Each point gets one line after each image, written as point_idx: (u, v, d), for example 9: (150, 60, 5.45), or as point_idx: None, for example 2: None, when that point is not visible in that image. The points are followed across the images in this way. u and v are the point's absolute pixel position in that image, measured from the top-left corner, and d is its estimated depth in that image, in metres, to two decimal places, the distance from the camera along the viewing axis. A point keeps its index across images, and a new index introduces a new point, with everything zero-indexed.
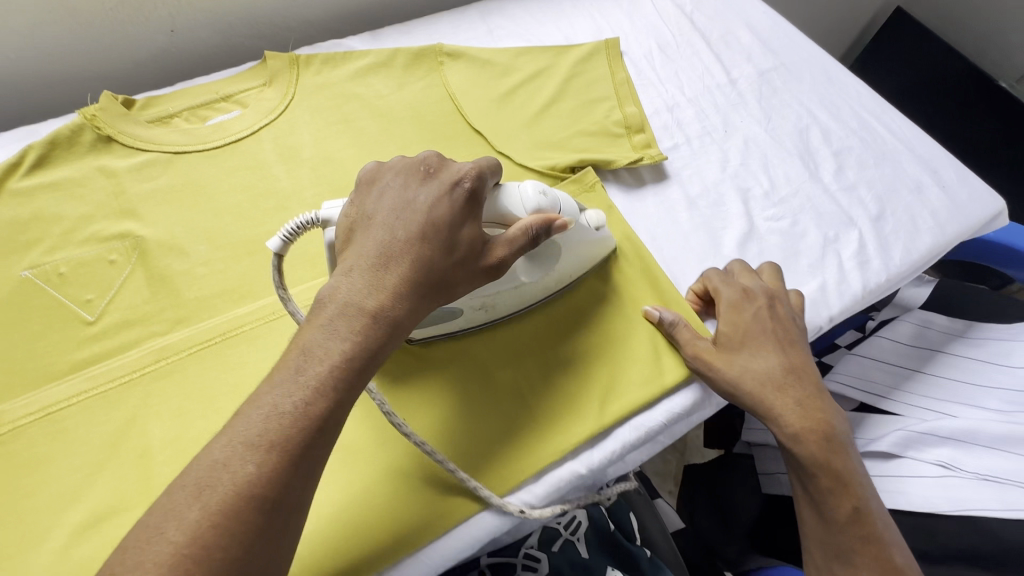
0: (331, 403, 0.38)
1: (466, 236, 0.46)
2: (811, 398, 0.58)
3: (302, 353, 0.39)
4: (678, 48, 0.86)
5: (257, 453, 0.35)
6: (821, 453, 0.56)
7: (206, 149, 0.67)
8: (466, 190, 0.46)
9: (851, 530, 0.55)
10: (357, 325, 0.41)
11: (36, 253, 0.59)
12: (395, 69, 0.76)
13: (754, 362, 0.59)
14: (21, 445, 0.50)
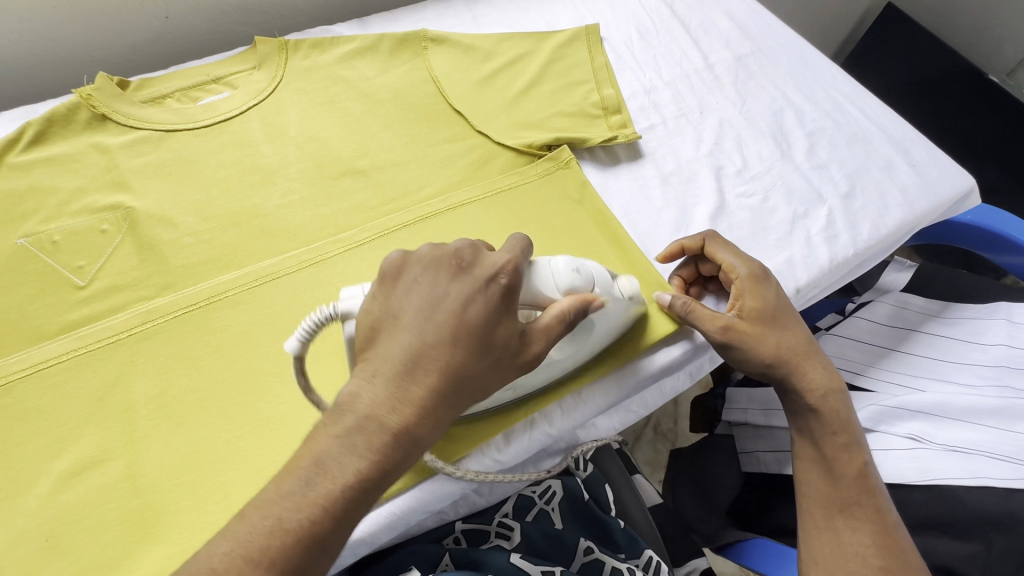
0: (340, 519, 0.38)
1: (501, 337, 0.44)
2: (825, 368, 0.61)
3: (314, 465, 0.38)
4: (657, 34, 0.88)
5: (256, 572, 0.35)
6: (834, 414, 0.59)
7: (196, 128, 0.69)
8: (502, 288, 0.43)
9: (859, 485, 0.56)
10: (376, 442, 0.39)
11: (32, 222, 0.62)
12: (380, 53, 0.78)
13: (782, 334, 0.60)
14: (12, 398, 0.53)
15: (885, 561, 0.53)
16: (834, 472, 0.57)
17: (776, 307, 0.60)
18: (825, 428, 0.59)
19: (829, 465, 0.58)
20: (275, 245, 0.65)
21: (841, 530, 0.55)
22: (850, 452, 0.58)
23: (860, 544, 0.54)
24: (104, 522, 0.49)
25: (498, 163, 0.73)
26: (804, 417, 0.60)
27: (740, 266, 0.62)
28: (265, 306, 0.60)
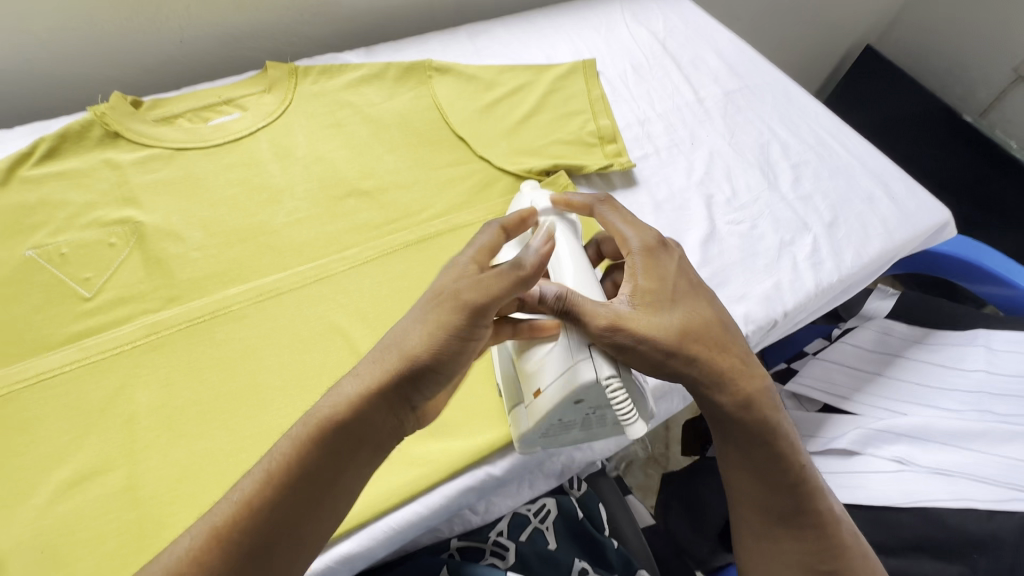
0: (307, 449, 0.42)
1: (443, 283, 0.47)
2: (742, 358, 0.54)
3: (312, 416, 0.44)
4: (651, 69, 0.93)
5: (236, 497, 0.41)
6: (763, 419, 0.54)
7: (206, 147, 0.72)
8: (450, 242, 0.50)
9: (794, 493, 0.55)
10: (351, 385, 0.45)
11: (40, 234, 0.63)
12: (387, 80, 0.82)
13: (684, 321, 0.51)
14: (14, 407, 0.53)
15: (829, 566, 0.55)
16: (772, 482, 0.55)
17: (674, 285, 0.52)
18: (754, 438, 0.54)
19: (761, 472, 0.55)
20: (280, 261, 0.66)
21: (781, 538, 0.56)
22: (783, 460, 0.55)
23: (798, 552, 0.55)
24: (100, 533, 0.49)
25: (498, 187, 0.76)
26: (726, 423, 0.54)
27: (634, 239, 0.54)
28: (269, 320, 0.61)
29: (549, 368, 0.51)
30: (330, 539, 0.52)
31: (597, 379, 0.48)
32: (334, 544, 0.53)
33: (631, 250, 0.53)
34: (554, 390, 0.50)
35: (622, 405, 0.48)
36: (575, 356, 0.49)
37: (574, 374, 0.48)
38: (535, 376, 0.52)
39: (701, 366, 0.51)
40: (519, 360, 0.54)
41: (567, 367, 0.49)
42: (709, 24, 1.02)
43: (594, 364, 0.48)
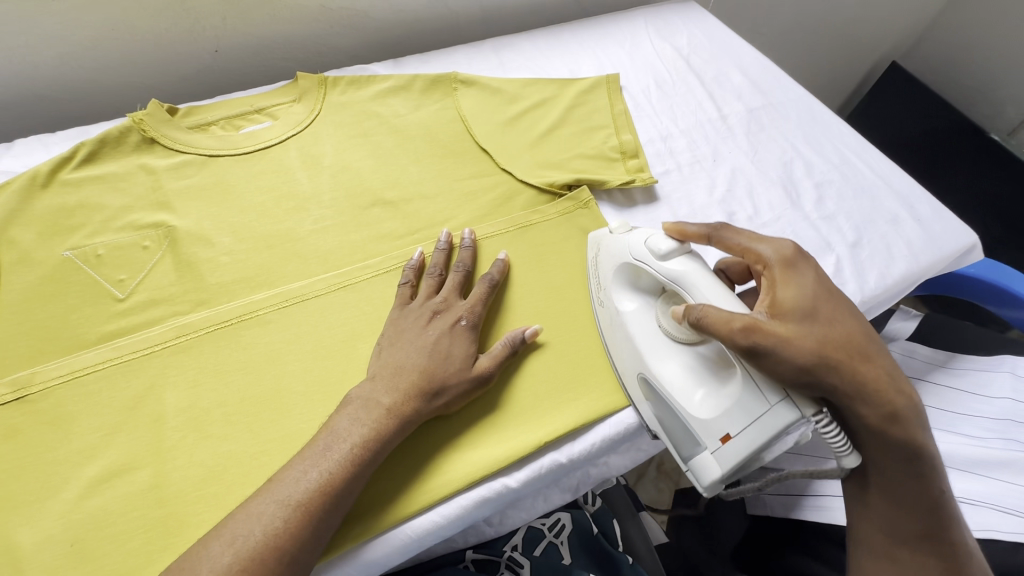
0: (348, 474, 0.50)
1: (459, 352, 0.59)
2: (889, 373, 0.51)
3: (348, 442, 0.51)
4: (674, 85, 0.93)
5: (286, 511, 0.47)
6: (919, 446, 0.52)
7: (237, 154, 0.74)
8: (463, 325, 0.61)
9: (931, 520, 0.54)
10: (374, 415, 0.53)
11: (78, 236, 0.65)
12: (413, 92, 0.83)
13: (822, 331, 0.49)
14: (48, 403, 0.55)
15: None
16: (907, 507, 0.54)
17: (814, 298, 0.51)
18: (900, 460, 0.52)
19: (894, 493, 0.54)
20: (305, 268, 0.68)
21: (904, 558, 0.55)
22: (925, 489, 0.53)
23: (923, 570, 0.55)
24: (127, 530, 0.50)
25: (520, 200, 0.77)
26: (870, 441, 0.52)
27: (767, 251, 0.54)
28: (294, 326, 0.62)
29: (742, 414, 0.50)
30: (346, 545, 0.53)
31: (803, 417, 0.48)
32: (352, 551, 0.53)
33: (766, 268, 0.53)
34: (757, 436, 0.49)
35: (836, 439, 0.48)
36: (770, 399, 0.49)
37: (776, 418, 0.48)
38: (719, 421, 0.52)
39: (843, 378, 0.48)
40: (692, 411, 0.54)
41: (766, 411, 0.49)
42: (734, 40, 1.02)
43: (797, 403, 0.48)
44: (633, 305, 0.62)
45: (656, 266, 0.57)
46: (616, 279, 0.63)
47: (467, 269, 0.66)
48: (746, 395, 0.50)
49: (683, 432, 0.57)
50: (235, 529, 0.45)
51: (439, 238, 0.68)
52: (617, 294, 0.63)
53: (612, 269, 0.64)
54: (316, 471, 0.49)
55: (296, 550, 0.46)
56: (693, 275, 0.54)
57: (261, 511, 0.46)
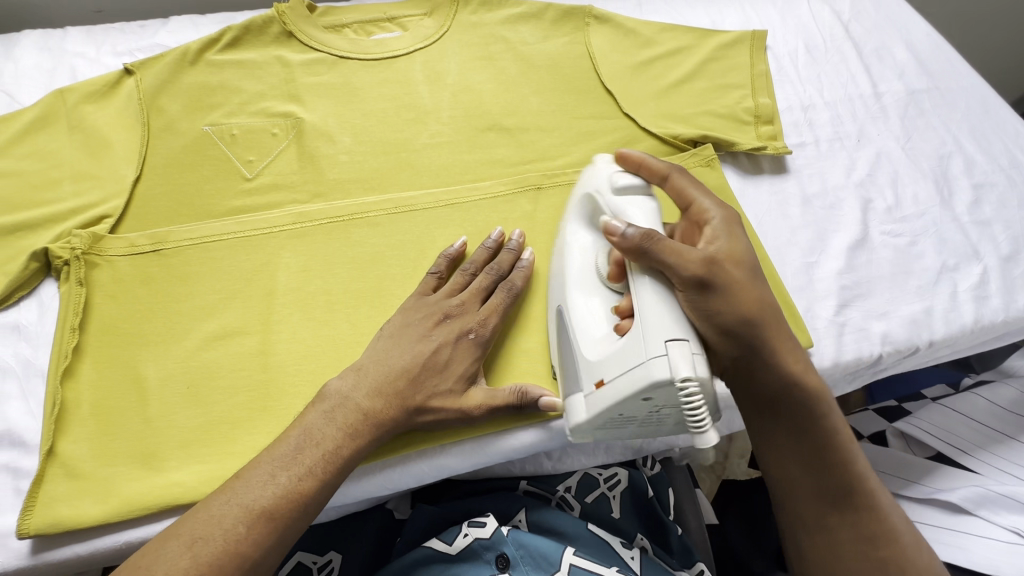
0: (317, 482, 0.48)
1: (455, 372, 0.55)
2: (796, 343, 0.53)
3: (318, 448, 0.49)
4: (826, 52, 0.84)
5: (248, 519, 0.44)
6: (817, 397, 0.52)
7: (366, 59, 0.74)
8: (472, 341, 0.56)
9: (845, 478, 0.53)
10: (351, 419, 0.50)
11: (216, 114, 0.69)
12: (544, 21, 0.79)
13: (756, 292, 0.50)
14: (179, 260, 0.59)
15: (887, 552, 0.52)
16: (820, 468, 0.53)
17: (751, 259, 0.52)
18: (803, 406, 0.52)
19: (809, 460, 0.53)
20: (416, 179, 0.68)
21: (836, 529, 0.53)
22: (832, 446, 0.53)
23: (853, 539, 0.52)
24: (233, 385, 0.55)
25: (638, 149, 0.73)
26: (785, 403, 0.52)
27: (712, 209, 0.53)
28: (400, 232, 0.64)
29: (620, 362, 0.47)
30: (424, 444, 0.55)
31: (672, 380, 0.44)
32: (426, 450, 0.56)
33: (711, 216, 0.53)
34: (624, 388, 0.46)
35: (698, 409, 0.43)
36: (650, 351, 0.45)
37: (645, 372, 0.45)
38: (600, 365, 0.49)
39: (768, 333, 0.50)
40: (583, 347, 0.52)
41: (640, 363, 0.46)
42: (905, 11, 0.90)
43: (672, 363, 0.44)
44: (586, 241, 0.57)
45: (608, 198, 0.54)
46: (576, 211, 0.59)
47: (499, 274, 0.60)
48: (630, 342, 0.47)
49: (569, 367, 0.54)
50: (193, 529, 0.44)
51: (493, 233, 0.63)
52: (572, 226, 0.58)
53: (575, 201, 0.59)
54: (286, 476, 0.47)
55: (260, 556, 0.44)
56: (638, 215, 0.52)
57: (222, 514, 0.44)
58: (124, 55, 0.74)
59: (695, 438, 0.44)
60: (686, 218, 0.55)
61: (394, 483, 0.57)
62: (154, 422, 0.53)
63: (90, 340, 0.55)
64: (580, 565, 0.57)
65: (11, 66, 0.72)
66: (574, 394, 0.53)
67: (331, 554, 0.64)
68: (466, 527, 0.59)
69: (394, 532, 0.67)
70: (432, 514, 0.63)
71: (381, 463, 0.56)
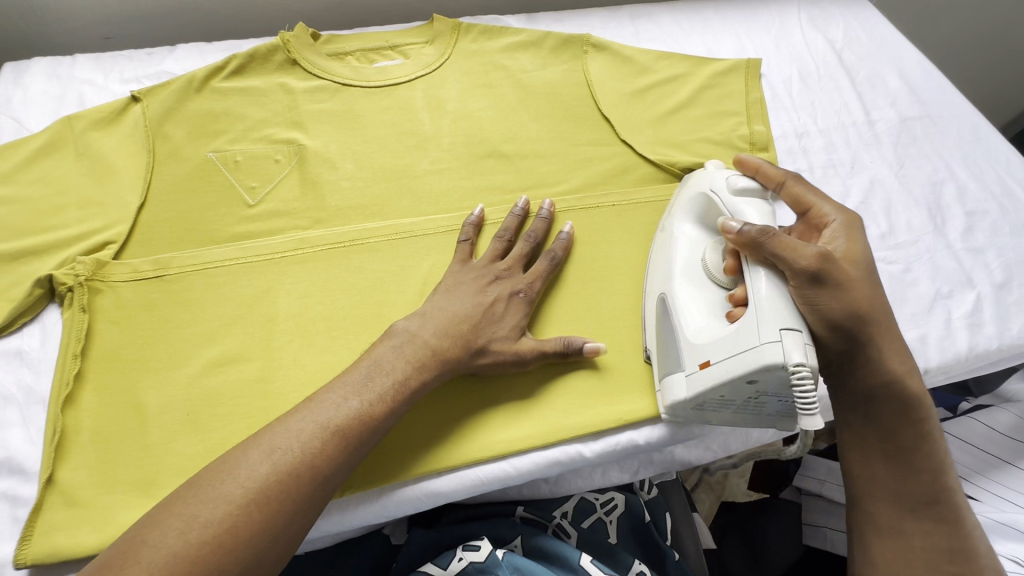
0: (383, 407, 0.49)
1: (508, 325, 0.58)
2: (902, 346, 0.54)
3: (387, 382, 0.50)
4: (820, 79, 0.86)
5: (320, 437, 0.46)
6: (918, 402, 0.54)
7: (368, 87, 0.76)
8: (522, 300, 0.60)
9: (930, 488, 0.53)
10: (419, 356, 0.53)
11: (221, 140, 0.70)
12: (543, 49, 0.81)
13: (871, 291, 0.52)
14: (181, 286, 0.60)
15: (957, 568, 0.52)
16: (909, 471, 0.54)
17: (869, 260, 0.54)
18: (897, 409, 0.54)
19: (898, 459, 0.54)
20: (416, 205, 0.69)
21: (909, 533, 0.53)
22: (921, 452, 0.54)
23: (927, 546, 0.53)
24: (232, 412, 0.55)
25: (634, 176, 0.74)
26: (875, 403, 0.54)
27: (833, 214, 0.57)
28: (399, 259, 0.64)
29: (729, 346, 0.51)
30: (420, 471, 0.56)
31: (784, 364, 0.47)
32: (422, 478, 0.56)
33: (834, 221, 0.57)
34: (734, 369, 0.50)
35: (808, 393, 0.45)
36: (763, 338, 0.48)
37: (758, 355, 0.48)
38: (705, 348, 0.53)
39: (877, 330, 0.52)
40: (688, 333, 0.55)
41: (753, 347, 0.48)
42: (898, 39, 0.92)
43: (787, 349, 0.47)
44: (691, 234, 0.61)
45: (725, 197, 0.58)
46: (687, 204, 0.62)
47: (535, 242, 0.64)
48: (740, 330, 0.50)
49: (669, 352, 0.58)
50: (268, 444, 0.45)
51: (543, 206, 0.67)
52: (679, 219, 0.62)
53: (683, 199, 0.63)
54: (354, 402, 0.48)
55: (327, 471, 0.45)
56: (753, 212, 0.55)
57: (300, 429, 0.46)
58: (131, 82, 0.76)
59: (801, 419, 0.45)
60: (805, 221, 0.59)
61: (389, 511, 0.56)
62: (152, 450, 0.53)
63: (92, 366, 0.56)
64: None
65: (21, 93, 0.73)
66: (674, 378, 0.56)
67: None
68: (461, 551, 0.59)
69: (390, 559, 0.66)
70: (427, 541, 0.63)
71: (380, 489, 0.56)
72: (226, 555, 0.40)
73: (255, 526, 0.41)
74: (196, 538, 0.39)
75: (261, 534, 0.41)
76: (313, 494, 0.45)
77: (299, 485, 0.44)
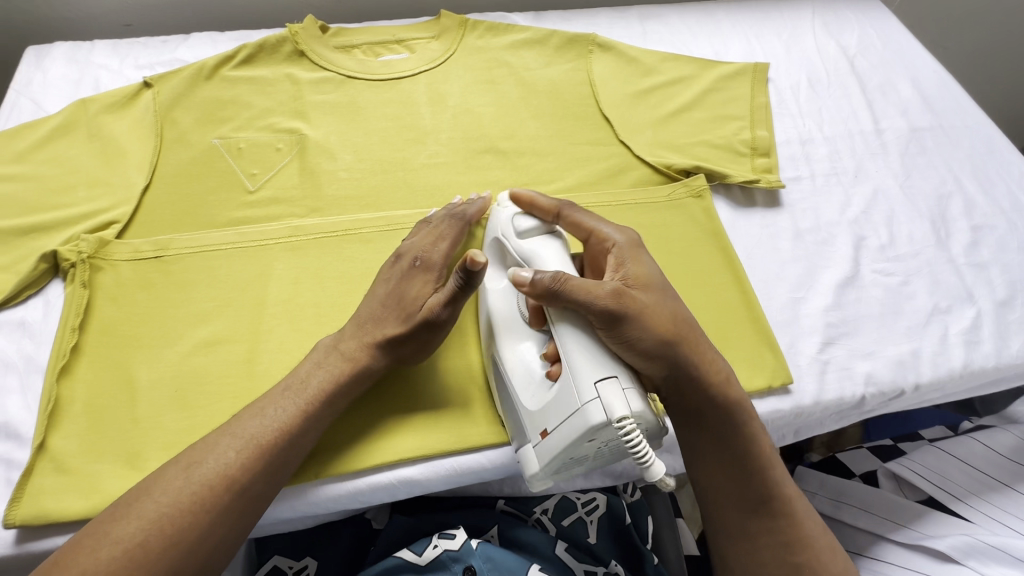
0: (300, 419, 0.52)
1: (411, 298, 0.57)
2: (722, 362, 0.54)
3: (303, 393, 0.53)
4: (829, 86, 0.84)
5: (236, 449, 0.49)
6: (737, 406, 0.53)
7: (371, 80, 0.77)
8: (420, 264, 0.59)
9: (759, 491, 0.52)
10: (336, 367, 0.55)
11: (226, 127, 0.72)
12: (548, 48, 0.82)
13: (674, 308, 0.52)
14: (179, 267, 0.62)
15: (803, 558, 0.51)
16: (743, 475, 0.52)
17: (660, 276, 0.54)
18: (721, 421, 0.52)
19: (733, 462, 0.52)
20: (410, 198, 0.70)
21: (756, 535, 0.52)
22: (752, 456, 0.52)
23: (773, 548, 0.51)
24: (219, 390, 0.57)
25: (631, 176, 0.74)
26: (698, 413, 0.52)
27: (615, 234, 0.55)
28: (391, 250, 0.65)
29: (559, 410, 0.48)
30: (397, 459, 0.56)
31: (608, 422, 0.44)
32: (397, 464, 0.57)
33: (617, 245, 0.55)
34: (567, 435, 0.47)
35: (639, 446, 0.44)
36: (584, 395, 0.46)
37: (582, 417, 0.45)
38: (541, 416, 0.50)
39: (690, 349, 0.51)
40: (523, 402, 0.52)
41: (576, 409, 0.46)
42: (913, 47, 0.90)
43: (606, 404, 0.45)
44: (501, 284, 0.58)
45: (513, 244, 0.55)
46: (489, 256, 0.59)
47: (443, 210, 0.63)
48: (564, 390, 0.48)
49: (515, 423, 0.55)
50: (189, 457, 0.49)
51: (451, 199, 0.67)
52: (488, 272, 0.59)
53: (486, 247, 0.60)
54: (275, 411, 0.52)
55: (247, 483, 0.49)
56: (547, 255, 0.53)
57: (216, 444, 0.49)
58: (145, 68, 0.78)
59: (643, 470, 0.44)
60: (589, 248, 0.57)
61: (365, 498, 0.57)
62: (141, 423, 0.55)
63: (90, 339, 0.58)
64: None
65: (41, 75, 0.76)
66: (523, 447, 0.53)
67: (306, 560, 0.65)
68: (436, 539, 0.60)
69: (370, 542, 0.68)
70: (406, 526, 0.64)
71: (357, 475, 0.56)
72: (149, 565, 0.44)
73: (169, 538, 0.45)
74: (108, 553, 0.43)
75: (193, 539, 0.46)
76: (233, 505, 0.48)
77: (218, 498, 0.47)
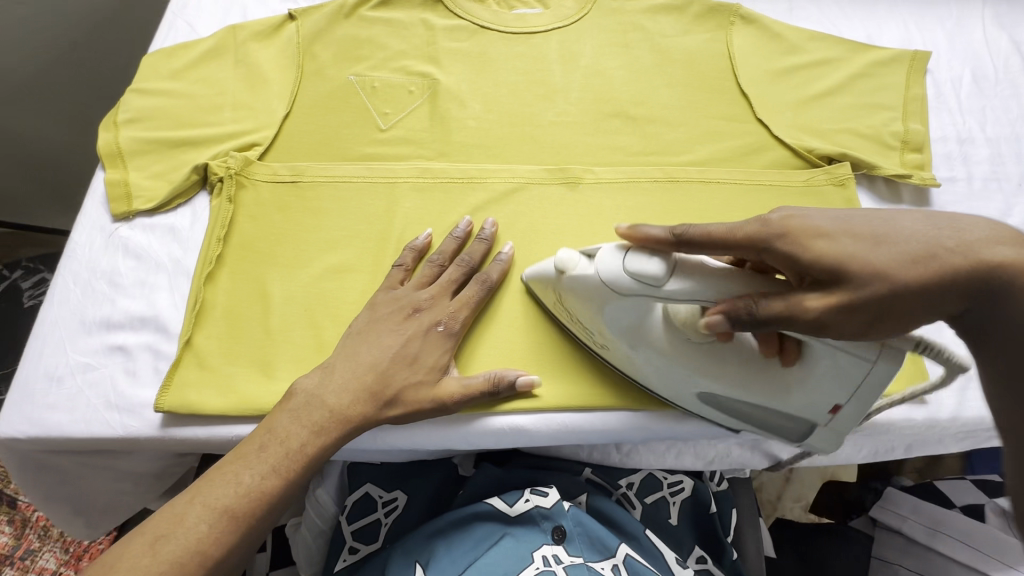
0: (281, 480, 0.50)
1: (427, 363, 0.55)
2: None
3: (286, 448, 0.50)
4: (995, 83, 0.77)
5: (210, 517, 0.47)
6: None
7: (504, 32, 0.76)
8: (440, 331, 0.56)
9: None
10: (319, 420, 0.52)
11: (362, 66, 0.73)
12: (686, 15, 0.78)
13: (906, 252, 0.40)
14: (313, 194, 0.64)
15: None
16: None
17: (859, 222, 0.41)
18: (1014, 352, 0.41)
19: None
20: (535, 155, 0.69)
21: None
22: None
23: None
24: (344, 315, 0.59)
25: (766, 157, 0.70)
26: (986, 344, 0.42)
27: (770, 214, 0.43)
28: (515, 204, 0.65)
29: (843, 387, 0.48)
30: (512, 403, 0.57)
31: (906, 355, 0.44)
32: (511, 412, 0.57)
33: (772, 231, 0.42)
34: (871, 391, 0.47)
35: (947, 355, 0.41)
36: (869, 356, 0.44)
37: (885, 368, 0.45)
38: (820, 401, 0.50)
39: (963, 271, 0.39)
40: (784, 405, 0.52)
41: (869, 368, 0.45)
42: None
43: (899, 348, 0.43)
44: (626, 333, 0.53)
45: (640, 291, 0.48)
46: (582, 309, 0.53)
47: (469, 266, 0.60)
48: (838, 369, 0.47)
49: (769, 417, 0.55)
50: (169, 519, 0.47)
51: (460, 224, 0.62)
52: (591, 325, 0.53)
53: (576, 302, 0.53)
54: (251, 474, 0.49)
55: (223, 556, 0.47)
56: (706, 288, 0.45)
57: (186, 513, 0.47)
58: (287, 3, 0.80)
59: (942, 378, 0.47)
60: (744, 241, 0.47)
61: (474, 439, 0.58)
62: (272, 335, 0.58)
63: (230, 252, 0.61)
64: (635, 556, 0.58)
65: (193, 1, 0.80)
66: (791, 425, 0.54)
67: (395, 493, 0.67)
68: (527, 493, 0.60)
69: (454, 487, 0.69)
70: (495, 476, 0.65)
71: (470, 415, 0.57)
72: None
73: None
74: None
75: None
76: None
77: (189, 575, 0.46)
